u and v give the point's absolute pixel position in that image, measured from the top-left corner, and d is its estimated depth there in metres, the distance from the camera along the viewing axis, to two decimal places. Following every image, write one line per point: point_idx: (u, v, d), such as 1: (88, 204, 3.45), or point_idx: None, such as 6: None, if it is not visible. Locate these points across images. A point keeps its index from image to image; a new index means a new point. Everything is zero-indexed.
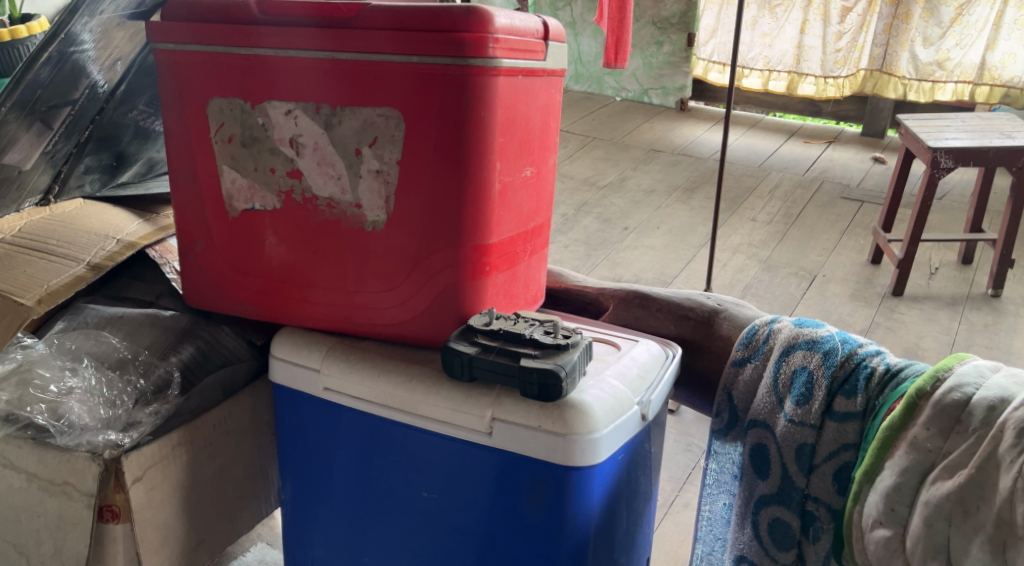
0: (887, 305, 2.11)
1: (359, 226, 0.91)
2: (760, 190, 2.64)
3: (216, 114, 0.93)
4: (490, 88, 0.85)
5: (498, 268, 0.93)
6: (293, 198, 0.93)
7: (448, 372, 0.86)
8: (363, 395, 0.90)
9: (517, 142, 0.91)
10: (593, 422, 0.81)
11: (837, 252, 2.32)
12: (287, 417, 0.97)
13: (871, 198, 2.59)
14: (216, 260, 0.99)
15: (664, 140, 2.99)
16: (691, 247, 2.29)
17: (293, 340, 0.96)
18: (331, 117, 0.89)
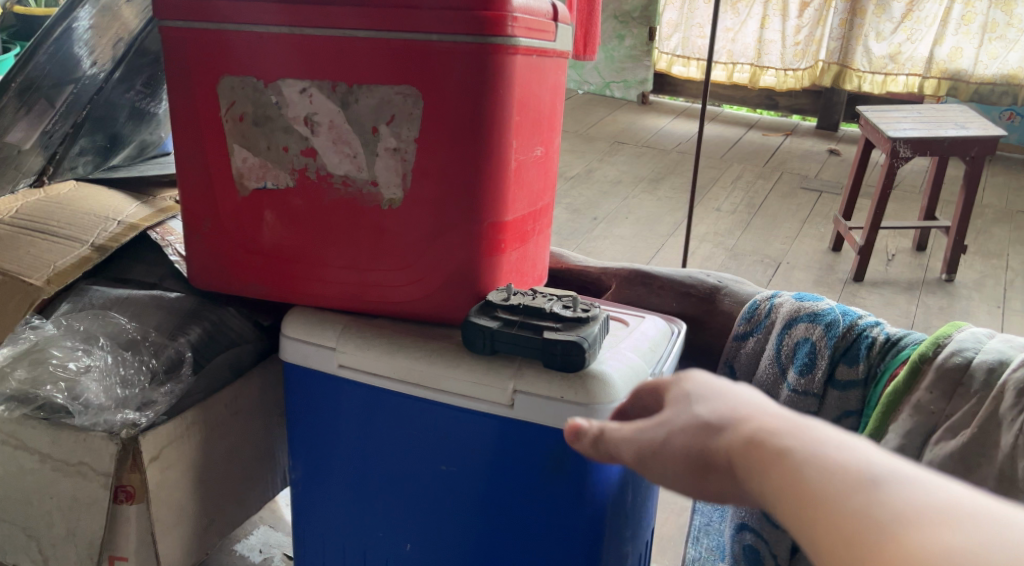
0: (849, 290, 2.19)
1: (374, 204, 0.92)
2: (723, 180, 2.70)
3: (226, 92, 0.93)
4: (508, 67, 0.86)
5: (512, 246, 0.94)
6: (307, 176, 0.93)
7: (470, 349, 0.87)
8: (381, 370, 0.91)
9: (529, 121, 0.93)
10: (615, 392, 0.84)
11: (800, 241, 2.39)
12: (298, 396, 0.98)
13: (829, 188, 2.67)
14: (225, 240, 0.99)
15: (627, 133, 3.04)
16: (660, 236, 2.34)
17: (306, 320, 0.96)
18: (348, 96, 0.89)
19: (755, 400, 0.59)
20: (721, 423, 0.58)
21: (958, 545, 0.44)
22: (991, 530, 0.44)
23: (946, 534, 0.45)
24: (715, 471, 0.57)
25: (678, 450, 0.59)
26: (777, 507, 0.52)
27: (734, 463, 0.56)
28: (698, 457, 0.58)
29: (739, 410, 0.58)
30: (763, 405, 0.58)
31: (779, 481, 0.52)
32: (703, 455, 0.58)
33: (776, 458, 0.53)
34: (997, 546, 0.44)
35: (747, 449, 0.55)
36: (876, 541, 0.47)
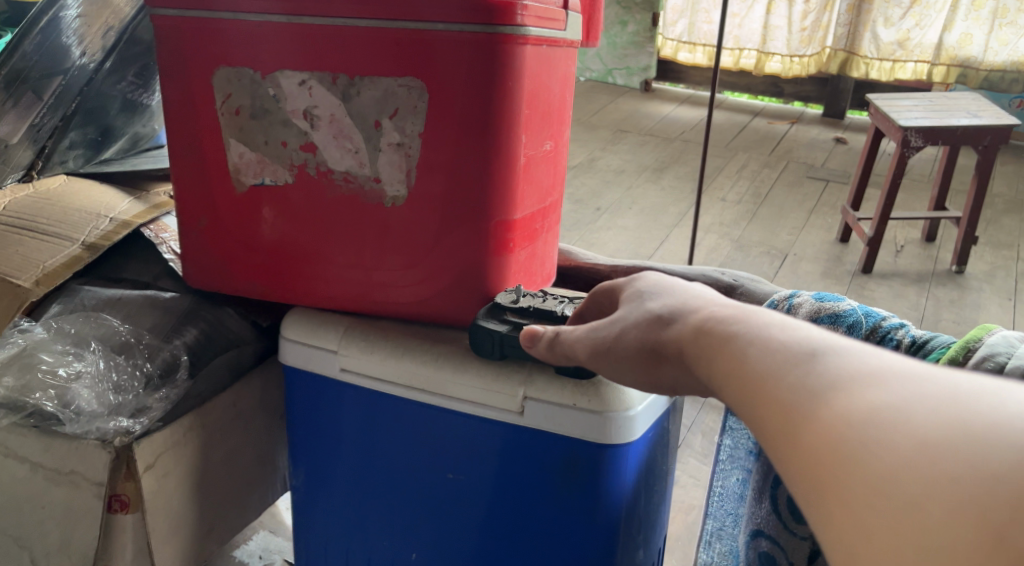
0: (857, 282, 2.16)
1: (377, 201, 0.88)
2: (729, 169, 2.66)
3: (222, 84, 0.89)
4: (517, 57, 0.82)
5: (521, 245, 0.91)
6: (307, 171, 0.89)
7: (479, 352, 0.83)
8: (385, 375, 0.87)
9: (539, 115, 0.89)
10: (630, 399, 0.80)
11: (807, 232, 2.35)
12: (299, 400, 0.94)
13: (837, 177, 2.63)
14: (221, 238, 0.95)
15: (631, 121, 2.99)
16: (664, 227, 2.30)
17: (306, 322, 0.93)
18: (349, 88, 0.85)
19: (707, 299, 0.66)
20: (672, 317, 0.66)
21: (872, 399, 0.48)
22: (906, 384, 0.47)
23: (864, 390, 0.48)
24: (667, 360, 0.66)
25: (625, 343, 0.69)
26: (719, 387, 0.58)
27: (684, 352, 0.63)
28: (645, 347, 0.67)
29: (687, 306, 0.66)
30: (713, 301, 0.65)
31: (722, 362, 0.58)
32: (653, 347, 0.67)
33: (718, 342, 0.59)
34: (907, 396, 0.47)
35: (696, 338, 0.61)
36: (803, 405, 0.50)
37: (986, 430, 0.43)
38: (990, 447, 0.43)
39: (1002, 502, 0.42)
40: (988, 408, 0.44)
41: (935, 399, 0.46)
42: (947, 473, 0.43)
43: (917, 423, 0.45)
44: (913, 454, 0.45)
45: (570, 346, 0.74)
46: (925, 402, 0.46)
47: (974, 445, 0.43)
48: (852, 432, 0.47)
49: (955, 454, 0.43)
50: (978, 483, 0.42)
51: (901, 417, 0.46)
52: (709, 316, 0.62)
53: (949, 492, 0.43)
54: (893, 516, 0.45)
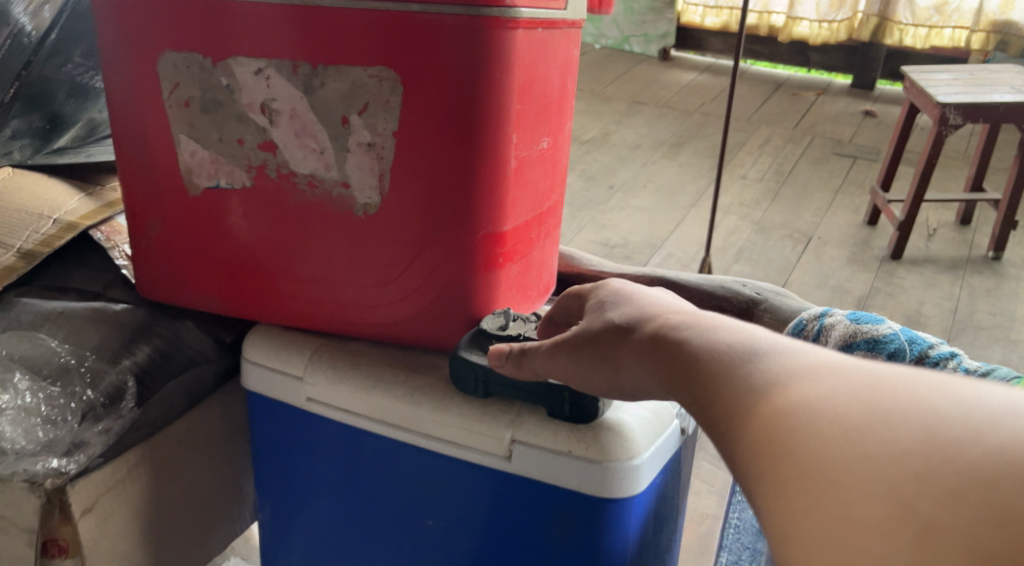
0: (886, 269, 2.02)
1: (346, 209, 0.76)
2: (750, 144, 2.51)
3: (169, 71, 0.77)
4: (507, 44, 0.70)
5: (512, 258, 0.79)
6: (267, 173, 0.78)
7: (463, 390, 0.73)
8: (355, 408, 0.76)
9: (534, 109, 0.77)
10: (634, 446, 0.69)
11: (832, 213, 2.21)
12: (263, 428, 0.84)
13: (865, 154, 2.49)
14: (174, 245, 0.84)
15: (648, 91, 2.84)
16: (681, 207, 2.17)
17: (269, 343, 0.82)
18: (312, 78, 0.73)
19: (667, 304, 0.62)
20: (631, 323, 0.61)
21: (796, 387, 0.44)
22: (833, 372, 0.44)
23: (791, 380, 0.45)
24: (626, 368, 0.60)
25: (588, 349, 0.63)
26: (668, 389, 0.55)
27: (638, 356, 0.59)
28: (603, 351, 0.62)
29: (647, 311, 0.62)
30: (675, 307, 0.62)
31: (667, 358, 0.55)
32: (606, 349, 0.62)
33: (666, 340, 0.56)
34: (830, 382, 0.43)
35: (647, 338, 0.58)
36: (733, 395, 0.47)
37: (903, 409, 0.39)
38: (907, 425, 0.39)
39: (915, 479, 0.37)
40: (910, 389, 0.40)
41: (858, 384, 0.42)
42: (862, 452, 0.39)
43: (836, 405, 0.41)
44: (830, 435, 0.40)
45: (542, 358, 0.66)
46: (847, 386, 0.42)
47: (890, 423, 0.39)
48: (774, 418, 0.43)
49: (871, 432, 0.39)
50: (893, 462, 0.38)
51: (821, 401, 0.42)
52: (665, 319, 0.58)
53: (865, 474, 0.39)
54: (807, 502, 0.40)
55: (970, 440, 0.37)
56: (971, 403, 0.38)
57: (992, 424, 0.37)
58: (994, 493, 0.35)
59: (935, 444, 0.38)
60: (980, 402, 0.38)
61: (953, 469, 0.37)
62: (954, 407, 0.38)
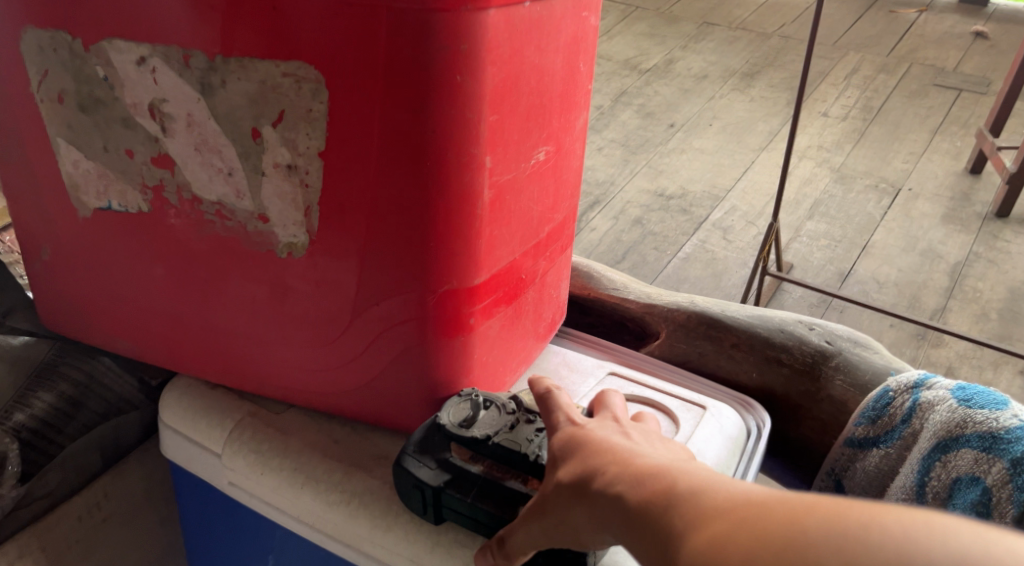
0: (989, 229, 1.72)
1: (266, 250, 0.57)
2: (835, 74, 2.19)
3: (34, 55, 0.57)
4: (471, 34, 0.48)
5: (491, 314, 0.59)
6: (166, 197, 0.59)
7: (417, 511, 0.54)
8: (283, 507, 0.59)
9: (521, 116, 0.55)
10: None
11: (927, 158, 1.91)
12: (190, 501, 0.68)
13: (971, 86, 2.15)
14: (72, 275, 0.66)
15: (720, 10, 2.51)
16: (750, 150, 1.89)
17: (187, 405, 0.65)
18: (209, 75, 0.53)
19: (617, 441, 0.46)
20: (576, 482, 0.45)
21: (703, 511, 0.38)
22: (723, 492, 0.39)
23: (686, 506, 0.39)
24: (591, 535, 0.45)
25: (545, 512, 0.47)
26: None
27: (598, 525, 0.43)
28: (565, 515, 0.45)
29: (593, 455, 0.45)
30: (629, 447, 0.45)
31: (615, 523, 0.42)
32: (562, 510, 0.45)
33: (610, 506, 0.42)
34: (734, 504, 0.37)
35: (597, 504, 0.43)
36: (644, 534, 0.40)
37: (776, 528, 0.35)
38: (779, 545, 0.34)
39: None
40: (788, 504, 0.36)
41: (741, 504, 0.37)
42: None
43: (721, 533, 0.36)
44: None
45: (513, 535, 0.48)
46: (743, 508, 0.37)
47: (765, 540, 0.35)
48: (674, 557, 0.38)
49: (750, 563, 0.34)
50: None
51: (719, 533, 0.36)
52: (609, 474, 0.43)
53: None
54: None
55: (842, 550, 0.33)
56: (837, 506, 0.34)
57: (862, 529, 0.33)
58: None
59: (804, 563, 0.33)
60: (850, 504, 0.34)
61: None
62: (822, 514, 0.34)
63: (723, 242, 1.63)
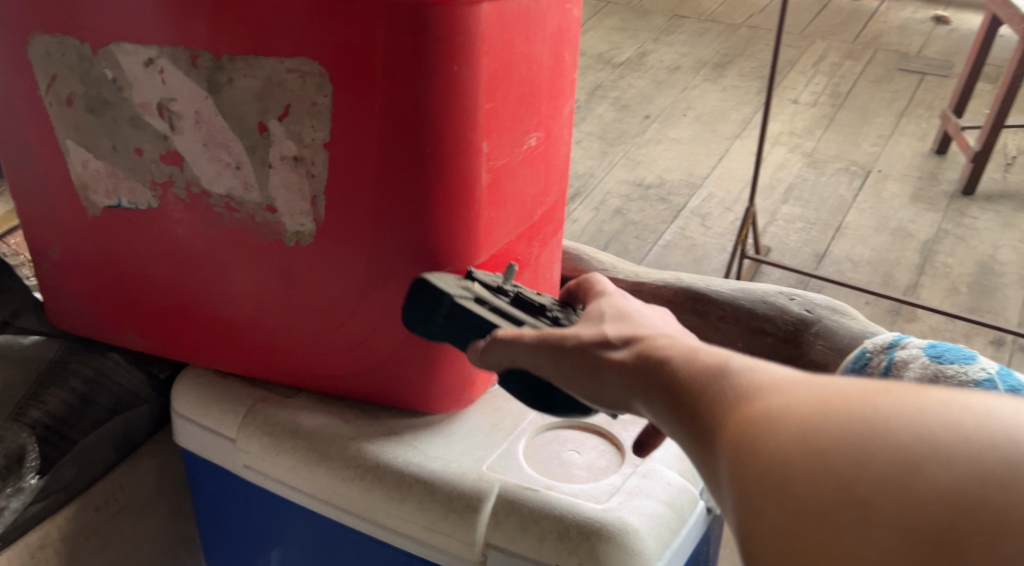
0: (955, 207, 1.77)
1: (274, 239, 0.60)
2: (803, 62, 2.24)
3: (43, 60, 0.60)
4: (465, 26, 0.51)
5: None
6: (175, 192, 0.61)
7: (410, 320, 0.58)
8: (299, 485, 0.62)
9: (513, 102, 0.58)
10: (642, 560, 0.53)
11: (895, 140, 1.96)
12: (205, 488, 0.71)
13: (934, 70, 2.21)
14: (81, 272, 0.69)
15: (689, 3, 2.56)
16: (724, 138, 1.94)
17: (200, 394, 0.67)
18: (216, 73, 0.55)
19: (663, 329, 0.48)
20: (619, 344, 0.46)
21: (757, 390, 0.36)
22: (779, 374, 0.36)
23: (739, 378, 0.37)
24: (617, 396, 0.45)
25: (569, 361, 0.48)
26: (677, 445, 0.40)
27: (624, 387, 0.44)
28: (591, 368, 0.46)
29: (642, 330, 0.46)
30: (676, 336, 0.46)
31: (653, 386, 0.41)
32: (593, 365, 0.46)
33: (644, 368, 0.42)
34: (793, 382, 0.35)
35: (632, 366, 0.43)
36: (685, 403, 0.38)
37: (843, 402, 0.32)
38: (842, 418, 0.32)
39: (846, 482, 0.31)
40: (854, 381, 0.33)
41: (799, 382, 0.35)
42: (813, 458, 0.32)
43: (776, 404, 0.34)
44: (786, 435, 0.33)
45: (524, 360, 0.50)
46: (803, 386, 0.35)
47: (824, 417, 0.32)
48: (722, 428, 0.36)
49: (812, 430, 0.32)
50: (829, 464, 0.31)
51: (776, 406, 0.34)
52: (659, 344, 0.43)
53: (800, 484, 0.31)
54: (751, 526, 0.33)
55: (908, 429, 0.30)
56: (911, 388, 0.32)
57: (935, 417, 0.30)
58: (925, 494, 0.29)
59: (876, 440, 0.31)
60: (927, 391, 0.32)
61: (895, 465, 0.30)
62: (896, 395, 0.32)
63: (702, 228, 1.67)
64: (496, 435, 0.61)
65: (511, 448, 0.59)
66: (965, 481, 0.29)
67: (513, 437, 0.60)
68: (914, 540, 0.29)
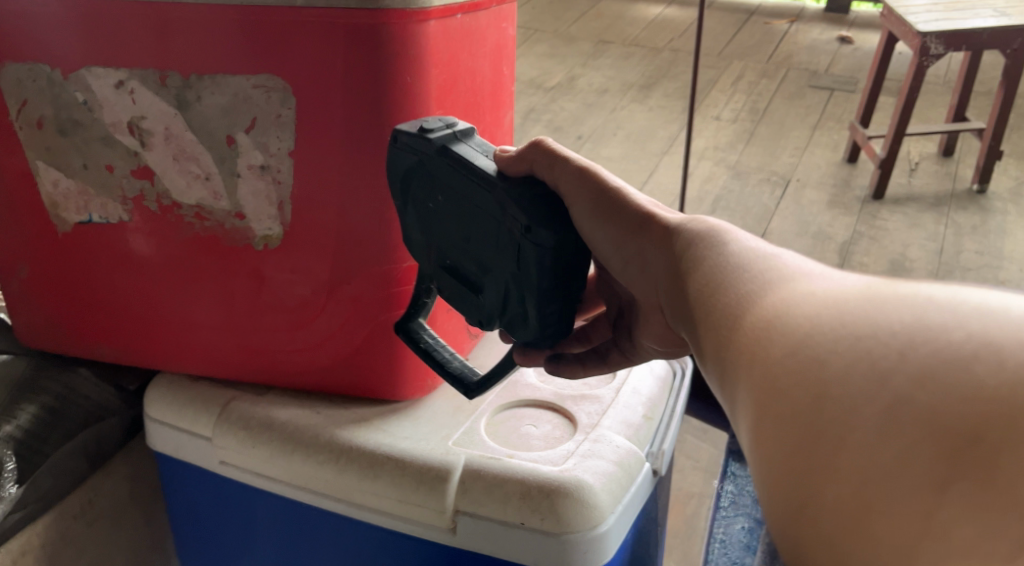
0: (868, 211, 1.88)
1: (244, 244, 0.64)
2: (722, 82, 2.35)
3: (14, 86, 0.63)
4: (416, 41, 0.57)
5: None
6: (146, 205, 0.65)
7: (404, 131, 0.55)
8: (275, 474, 0.66)
9: (460, 111, 0.64)
10: (598, 513, 0.58)
11: (811, 151, 2.09)
12: (177, 491, 0.73)
13: (840, 85, 2.41)
14: (52, 288, 0.72)
15: (613, 28, 2.67)
16: (653, 155, 2.03)
17: (173, 398, 0.70)
18: (185, 91, 0.60)
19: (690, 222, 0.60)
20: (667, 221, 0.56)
21: (812, 301, 0.40)
22: (832, 291, 0.40)
23: (792, 286, 0.42)
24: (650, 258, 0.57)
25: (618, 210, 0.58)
26: (674, 300, 0.54)
27: (664, 252, 0.55)
28: (636, 225, 0.57)
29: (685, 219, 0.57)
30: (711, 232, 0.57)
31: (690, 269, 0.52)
32: (639, 223, 0.57)
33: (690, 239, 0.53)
34: (846, 294, 0.39)
35: (678, 230, 0.55)
36: (737, 324, 0.43)
37: (896, 307, 0.36)
38: (895, 320, 0.36)
39: (882, 376, 0.34)
40: (903, 286, 0.37)
41: (851, 295, 0.39)
42: (862, 354, 0.35)
43: (829, 315, 0.38)
44: (838, 336, 0.37)
45: (567, 180, 0.57)
46: (854, 298, 0.39)
47: (879, 320, 0.36)
48: (774, 335, 0.40)
49: (865, 331, 0.36)
50: (869, 358, 0.35)
51: (825, 317, 0.38)
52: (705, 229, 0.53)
53: (836, 376, 0.36)
54: (783, 418, 0.38)
55: (954, 329, 0.34)
56: (961, 298, 0.35)
57: (979, 319, 0.34)
58: (963, 389, 0.32)
59: (924, 338, 0.34)
60: (977, 302, 0.35)
61: (938, 360, 0.33)
62: (945, 304, 0.35)
63: None
64: (459, 416, 0.66)
65: (474, 426, 0.65)
66: (1008, 382, 0.31)
67: (474, 417, 0.66)
68: (949, 434, 0.32)
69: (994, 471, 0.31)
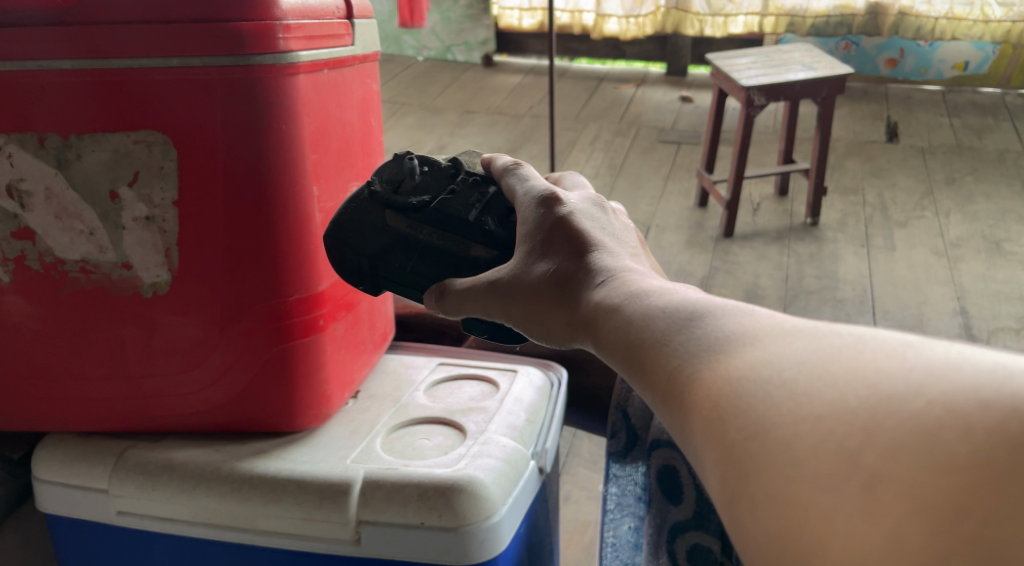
0: (721, 247, 2.00)
1: (132, 293, 0.67)
2: (580, 143, 2.49)
3: None
4: (288, 93, 0.63)
5: (334, 318, 0.72)
6: (29, 264, 0.67)
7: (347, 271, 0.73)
8: (179, 514, 0.68)
9: (334, 155, 0.70)
10: (490, 504, 0.64)
11: (666, 199, 2.24)
12: (69, 552, 0.73)
13: (687, 139, 2.58)
14: None
15: (476, 100, 2.80)
16: None
17: (63, 456, 0.71)
18: (65, 152, 0.64)
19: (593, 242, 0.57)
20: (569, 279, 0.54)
21: (752, 381, 0.38)
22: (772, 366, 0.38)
23: (720, 366, 0.39)
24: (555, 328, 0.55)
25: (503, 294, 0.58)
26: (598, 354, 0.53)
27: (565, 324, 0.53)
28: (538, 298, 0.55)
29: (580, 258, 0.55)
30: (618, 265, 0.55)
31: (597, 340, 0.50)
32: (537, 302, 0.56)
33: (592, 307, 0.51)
34: (787, 367, 0.37)
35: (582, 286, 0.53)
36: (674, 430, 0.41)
37: (852, 384, 0.35)
38: (857, 402, 0.34)
39: (850, 457, 0.33)
40: (848, 357, 0.36)
41: (796, 370, 0.37)
42: (829, 433, 0.34)
43: (773, 400, 0.36)
44: (794, 426, 0.35)
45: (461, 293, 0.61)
46: (797, 370, 0.37)
47: (843, 396, 0.35)
48: (719, 435, 0.37)
49: (835, 406, 0.35)
50: (835, 438, 0.34)
51: (776, 408, 0.36)
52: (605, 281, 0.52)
53: (801, 468, 0.34)
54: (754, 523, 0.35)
55: (911, 399, 0.33)
56: (913, 363, 0.35)
57: (934, 383, 0.34)
58: (945, 461, 0.32)
59: (897, 412, 0.33)
60: (929, 360, 0.35)
61: (921, 437, 0.32)
62: (894, 370, 0.35)
63: None
64: (355, 437, 0.71)
65: (369, 445, 0.70)
66: (981, 451, 0.31)
67: (370, 438, 0.71)
68: (933, 517, 0.31)
69: (990, 546, 0.30)
